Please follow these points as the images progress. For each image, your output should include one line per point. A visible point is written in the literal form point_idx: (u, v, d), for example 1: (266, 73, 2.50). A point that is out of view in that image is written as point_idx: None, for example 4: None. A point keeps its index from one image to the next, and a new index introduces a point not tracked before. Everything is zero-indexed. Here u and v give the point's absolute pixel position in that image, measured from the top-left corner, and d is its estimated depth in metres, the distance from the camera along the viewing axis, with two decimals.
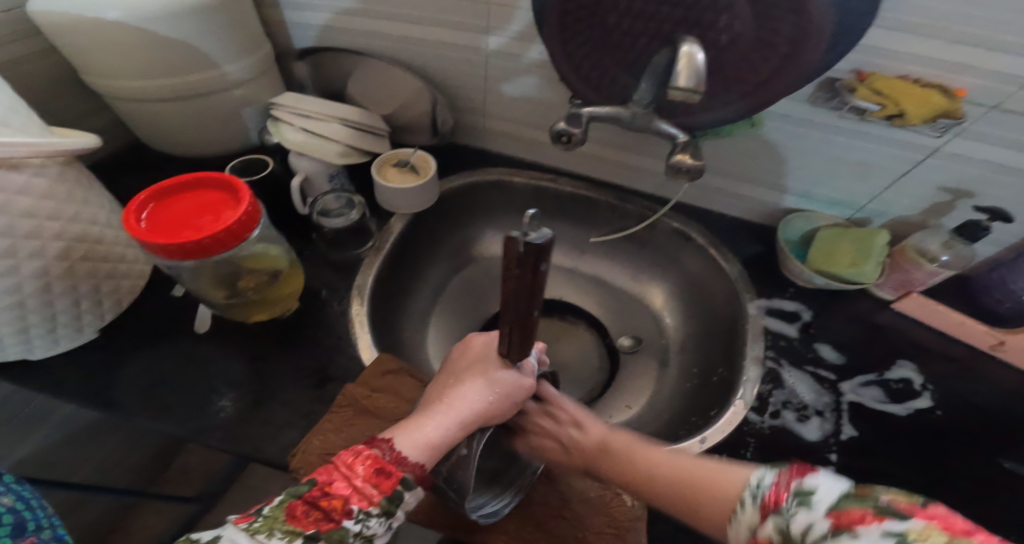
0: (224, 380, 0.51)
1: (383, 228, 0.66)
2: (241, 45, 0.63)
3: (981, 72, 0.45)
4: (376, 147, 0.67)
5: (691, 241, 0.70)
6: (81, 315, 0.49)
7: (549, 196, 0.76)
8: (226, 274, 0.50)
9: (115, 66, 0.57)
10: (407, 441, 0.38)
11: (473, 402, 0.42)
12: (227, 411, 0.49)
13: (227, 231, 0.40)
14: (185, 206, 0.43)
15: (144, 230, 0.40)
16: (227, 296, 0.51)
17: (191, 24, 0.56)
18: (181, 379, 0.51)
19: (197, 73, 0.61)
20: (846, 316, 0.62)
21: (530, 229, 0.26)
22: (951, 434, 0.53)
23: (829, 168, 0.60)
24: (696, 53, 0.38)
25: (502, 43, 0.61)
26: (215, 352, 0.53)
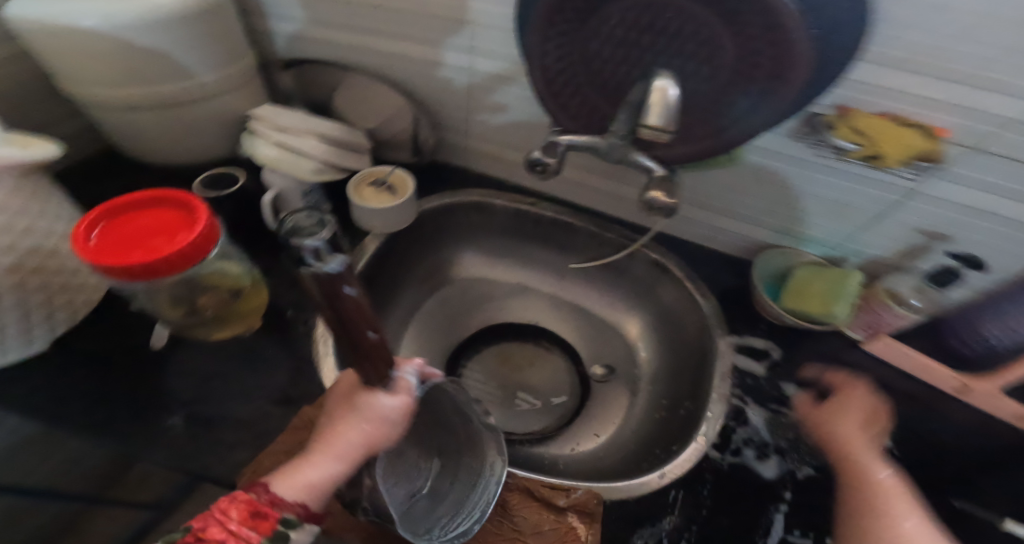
0: (174, 400, 0.48)
1: (357, 247, 0.65)
2: (222, 55, 0.62)
3: (959, 110, 0.44)
4: (354, 163, 0.66)
5: (669, 273, 0.69)
6: (30, 331, 0.47)
7: (529, 219, 0.75)
8: (184, 295, 0.47)
9: (89, 74, 0.56)
10: (283, 483, 0.37)
11: (349, 438, 0.39)
12: (173, 432, 0.46)
13: (179, 256, 0.39)
14: (143, 223, 0.41)
15: (93, 248, 0.38)
16: (186, 315, 0.49)
17: (171, 34, 0.55)
18: (129, 396, 0.48)
19: (175, 82, 0.59)
20: (818, 355, 0.61)
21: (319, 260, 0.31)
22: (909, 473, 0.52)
23: (806, 205, 0.60)
24: (669, 88, 0.37)
25: (486, 64, 0.61)
26: (170, 368, 0.51)
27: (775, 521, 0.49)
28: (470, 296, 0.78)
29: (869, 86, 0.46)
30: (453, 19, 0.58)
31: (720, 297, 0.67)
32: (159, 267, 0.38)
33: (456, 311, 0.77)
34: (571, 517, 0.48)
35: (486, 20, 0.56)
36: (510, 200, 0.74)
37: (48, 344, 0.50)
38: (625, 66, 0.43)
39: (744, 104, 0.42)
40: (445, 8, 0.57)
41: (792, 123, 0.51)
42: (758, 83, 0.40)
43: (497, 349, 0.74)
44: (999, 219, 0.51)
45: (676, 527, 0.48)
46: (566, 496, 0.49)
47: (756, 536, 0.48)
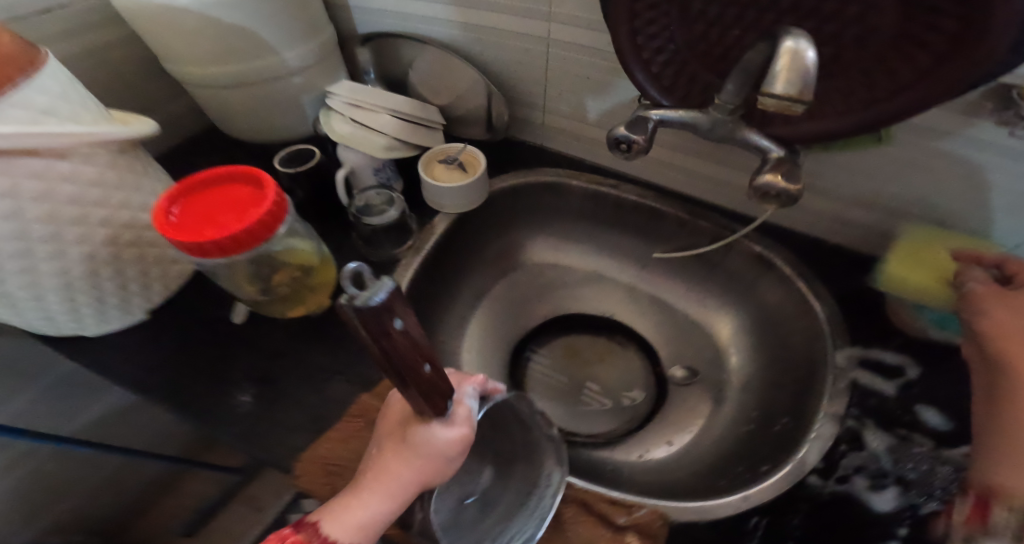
0: (247, 374, 0.51)
1: (426, 228, 0.63)
2: (301, 31, 0.62)
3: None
4: (425, 141, 0.63)
5: (773, 270, 0.59)
6: (130, 298, 0.51)
7: (608, 203, 0.68)
8: (258, 271, 0.49)
9: (183, 51, 0.58)
10: (334, 523, 0.33)
11: (402, 474, 0.34)
12: (244, 407, 0.48)
13: (246, 233, 0.39)
14: (215, 202, 0.42)
15: (173, 224, 0.40)
16: (262, 292, 0.51)
17: (253, 11, 0.56)
18: (209, 368, 0.51)
19: (258, 59, 0.61)
20: (971, 382, 0.49)
21: (358, 289, 0.21)
22: None
23: (967, 195, 0.47)
24: (804, 50, 0.28)
25: (567, 31, 0.54)
26: (246, 341, 0.53)
27: None
28: (540, 283, 0.74)
29: None
30: None
31: (837, 303, 0.55)
32: (225, 244, 0.39)
33: (523, 297, 0.73)
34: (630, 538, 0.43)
35: None
36: (587, 180, 0.68)
37: (146, 312, 0.54)
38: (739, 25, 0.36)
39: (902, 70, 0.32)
40: None
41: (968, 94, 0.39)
42: None
43: (565, 340, 0.70)
44: None
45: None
46: (627, 514, 0.45)
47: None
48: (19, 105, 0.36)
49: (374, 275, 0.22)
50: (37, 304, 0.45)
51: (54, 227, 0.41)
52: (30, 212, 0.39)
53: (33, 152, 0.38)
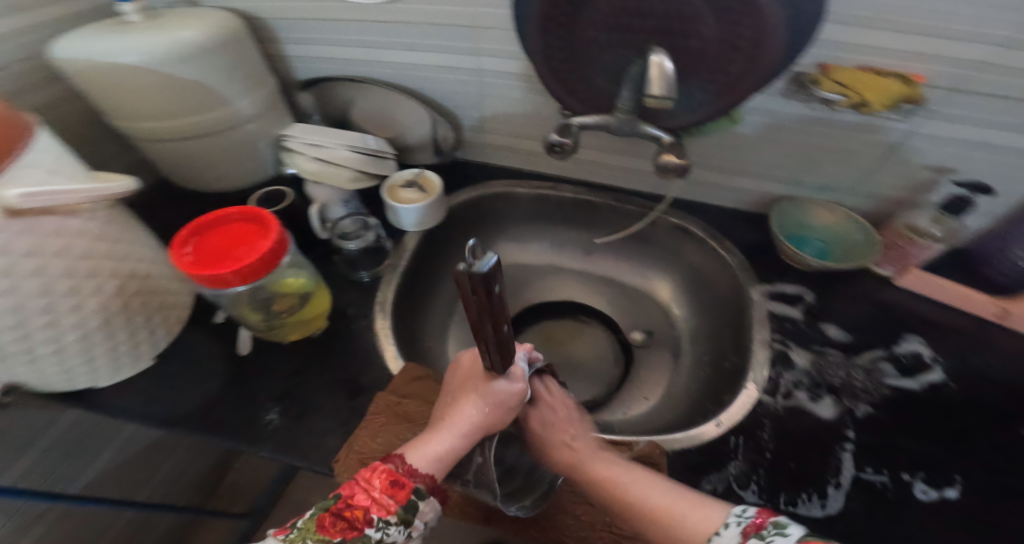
0: (270, 396, 0.58)
1: (399, 247, 0.71)
2: (249, 81, 0.66)
3: (937, 58, 0.47)
4: (383, 170, 0.70)
5: (692, 236, 0.72)
6: (138, 342, 0.57)
7: (551, 203, 0.79)
8: (263, 300, 0.58)
9: (139, 109, 0.61)
10: (417, 454, 0.42)
11: (470, 417, 0.44)
12: (274, 424, 0.56)
13: (260, 262, 0.46)
14: (221, 239, 0.49)
15: (191, 262, 0.46)
16: (266, 319, 0.59)
17: (203, 64, 0.59)
18: (232, 398, 0.58)
19: (211, 111, 0.64)
20: (852, 297, 0.63)
21: (474, 258, 0.29)
22: (964, 406, 0.53)
23: (813, 154, 0.61)
24: (665, 62, 0.40)
25: (492, 62, 0.64)
26: (259, 369, 0.60)
27: (845, 461, 0.50)
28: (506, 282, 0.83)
29: (844, 41, 0.49)
30: (454, 24, 0.61)
31: (745, 252, 0.68)
32: (245, 272, 0.46)
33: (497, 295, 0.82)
34: (638, 469, 0.51)
35: (485, 20, 0.59)
36: (530, 186, 0.79)
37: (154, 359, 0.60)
38: (620, 47, 0.48)
39: (734, 68, 0.45)
40: (446, 15, 0.61)
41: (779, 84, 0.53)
42: (744, 53, 0.44)
43: (540, 327, 0.79)
44: (1000, 151, 0.52)
45: (743, 471, 0.50)
46: (630, 450, 0.53)
47: (827, 475, 0.49)
48: (29, 166, 0.41)
49: (481, 250, 0.29)
50: (57, 357, 0.49)
51: (74, 282, 0.47)
52: (53, 270, 0.45)
53: (48, 212, 0.44)
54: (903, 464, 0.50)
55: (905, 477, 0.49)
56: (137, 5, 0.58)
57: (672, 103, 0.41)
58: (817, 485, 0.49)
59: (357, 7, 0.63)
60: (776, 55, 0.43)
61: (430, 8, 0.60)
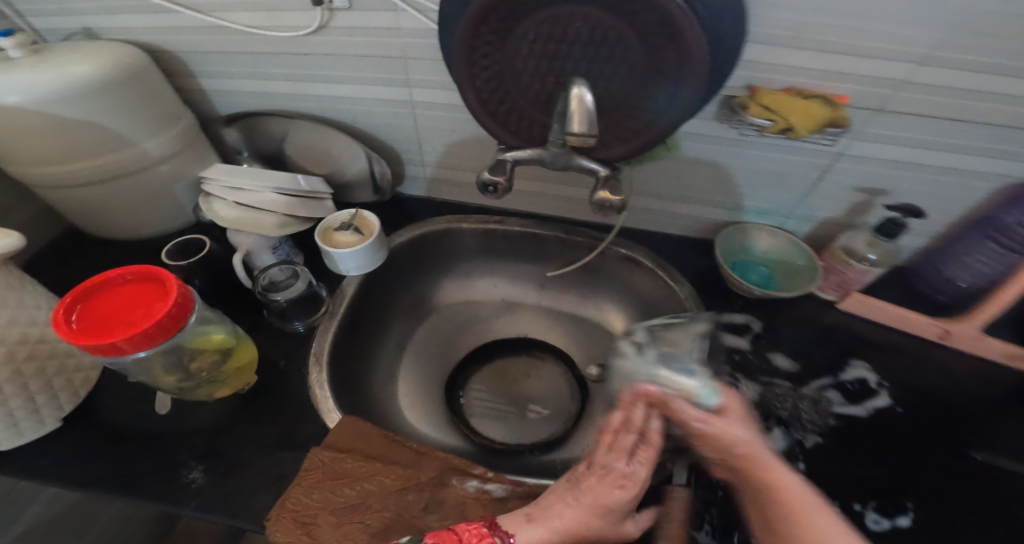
0: (192, 452, 0.53)
1: (336, 293, 0.66)
2: (158, 120, 0.61)
3: (854, 78, 0.46)
4: (315, 212, 0.66)
5: (640, 265, 0.70)
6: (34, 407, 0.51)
7: (499, 236, 0.76)
8: (177, 360, 0.51)
9: (28, 152, 0.55)
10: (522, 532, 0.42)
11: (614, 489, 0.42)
12: (198, 482, 0.51)
13: (156, 327, 0.42)
14: (115, 303, 0.45)
15: (79, 333, 0.42)
16: (182, 380, 0.53)
17: (97, 101, 0.54)
18: (148, 459, 0.52)
19: (112, 152, 0.58)
20: (798, 321, 0.63)
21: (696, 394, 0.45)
22: (909, 429, 0.55)
23: (749, 179, 0.60)
24: (586, 94, 0.38)
25: (424, 93, 0.62)
26: (181, 427, 0.55)
27: None
28: (457, 321, 0.80)
29: (767, 62, 0.47)
30: (381, 55, 0.58)
31: (693, 281, 0.67)
32: (138, 339, 0.41)
33: (446, 335, 0.78)
34: None
35: (413, 51, 0.57)
36: (476, 221, 0.76)
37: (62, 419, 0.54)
38: (541, 74, 0.47)
39: (660, 95, 0.45)
40: (373, 46, 0.58)
41: (709, 108, 0.52)
42: (669, 78, 0.44)
43: (492, 366, 0.75)
44: (927, 169, 0.53)
45: (696, 511, 0.48)
46: None
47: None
48: None
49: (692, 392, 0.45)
50: None
51: None
52: None
53: None
54: (856, 494, 0.49)
55: (859, 509, 0.48)
56: (19, 41, 0.52)
57: (596, 139, 0.39)
58: None
59: (275, 40, 0.60)
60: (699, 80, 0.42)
61: (354, 41, 0.58)
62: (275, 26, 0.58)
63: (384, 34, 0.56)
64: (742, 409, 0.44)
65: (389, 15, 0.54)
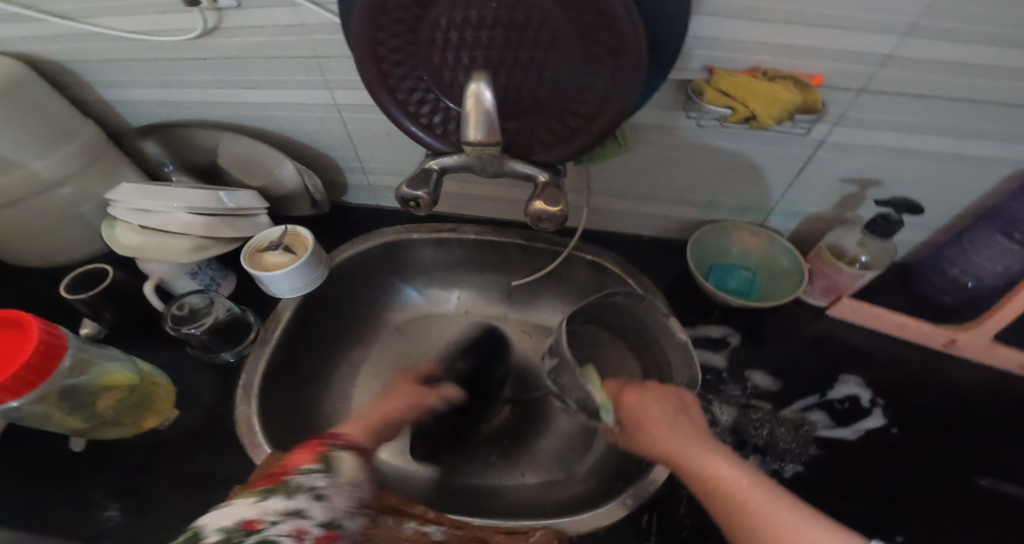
0: (110, 487, 0.47)
1: (269, 319, 0.58)
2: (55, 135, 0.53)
3: (831, 54, 0.38)
4: (242, 231, 0.59)
5: (608, 272, 0.63)
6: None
7: (454, 246, 0.68)
8: (75, 402, 0.45)
9: None
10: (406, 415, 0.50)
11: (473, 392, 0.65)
12: (102, 535, 0.44)
13: (12, 379, 0.36)
14: None
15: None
16: (86, 421, 0.47)
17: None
18: (42, 512, 0.46)
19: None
20: (783, 334, 0.56)
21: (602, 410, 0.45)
22: (905, 452, 0.49)
23: (722, 173, 0.52)
24: (484, 91, 0.32)
25: (349, 94, 0.55)
26: (85, 470, 0.48)
27: None
28: (413, 338, 0.71)
29: (728, 39, 0.39)
30: (290, 56, 0.51)
31: (667, 289, 0.60)
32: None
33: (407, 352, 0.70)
34: None
35: (324, 49, 0.50)
36: (428, 231, 0.68)
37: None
38: (462, 66, 0.40)
39: (600, 85, 0.38)
40: (280, 45, 0.50)
41: (664, 95, 0.44)
42: (606, 64, 0.36)
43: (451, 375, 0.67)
44: (924, 157, 0.45)
45: None
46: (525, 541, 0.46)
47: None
48: None
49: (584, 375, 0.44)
50: None
51: None
52: None
53: None
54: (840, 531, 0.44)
55: None
56: None
57: (498, 144, 0.35)
58: None
59: (169, 45, 0.53)
60: (637, 77, 0.36)
61: (255, 41, 0.50)
62: (163, 30, 0.51)
63: (289, 32, 0.48)
64: (649, 413, 0.40)
65: (286, 9, 0.46)
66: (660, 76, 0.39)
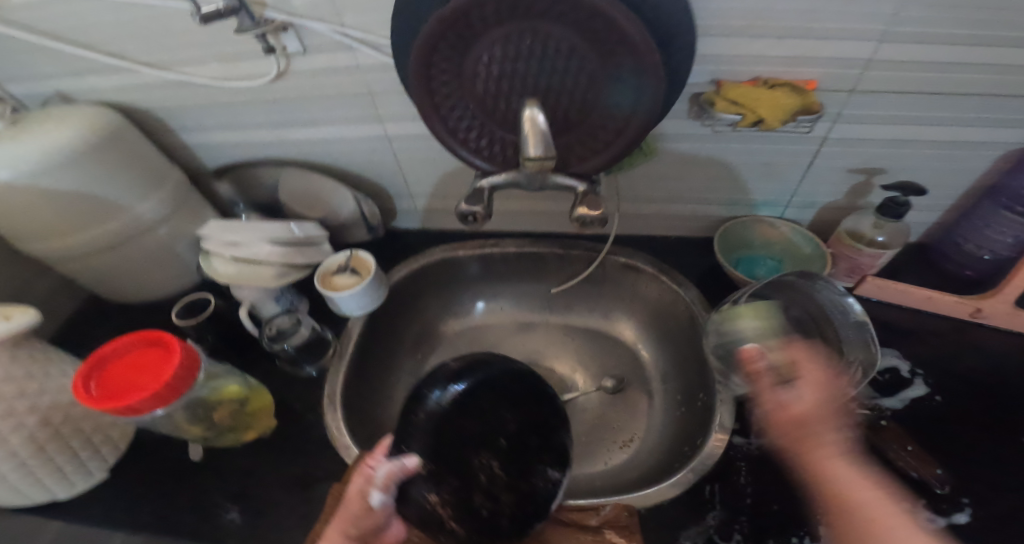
0: (226, 492, 0.53)
1: (343, 334, 0.65)
2: (147, 182, 0.61)
3: (821, 61, 0.44)
4: (312, 257, 0.67)
5: (641, 271, 0.68)
6: (62, 470, 0.51)
7: (496, 259, 0.75)
8: (201, 414, 0.52)
9: (30, 230, 0.56)
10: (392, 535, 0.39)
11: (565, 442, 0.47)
12: (231, 527, 0.51)
13: (168, 387, 0.42)
14: (128, 368, 0.45)
15: (94, 397, 0.43)
16: (206, 429, 0.54)
17: (79, 168, 0.54)
18: (175, 512, 0.52)
19: (106, 222, 0.59)
20: None
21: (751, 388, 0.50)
22: (950, 418, 0.52)
23: (737, 173, 0.58)
24: (537, 115, 0.40)
25: (400, 129, 0.63)
26: (206, 474, 0.55)
27: None
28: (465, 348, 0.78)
29: (730, 55, 0.45)
30: (347, 97, 0.60)
31: (699, 283, 0.65)
32: (156, 400, 0.42)
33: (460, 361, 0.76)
34: (607, 534, 0.48)
35: (377, 88, 0.58)
36: (472, 246, 0.74)
37: (108, 470, 0.56)
38: (504, 96, 0.47)
39: (624, 103, 0.44)
40: (339, 88, 0.59)
41: (678, 107, 0.50)
42: (629, 85, 0.43)
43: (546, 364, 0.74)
44: (918, 144, 0.51)
45: (723, 522, 0.48)
46: (597, 514, 0.49)
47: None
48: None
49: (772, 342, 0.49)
50: None
51: None
52: None
53: None
54: None
55: None
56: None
57: (554, 159, 0.41)
58: (809, 526, 0.47)
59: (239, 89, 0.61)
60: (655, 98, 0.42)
61: (316, 83, 0.59)
62: (234, 76, 0.59)
63: (347, 73, 0.57)
64: (805, 409, 0.36)
65: (345, 53, 0.55)
66: (673, 94, 0.46)
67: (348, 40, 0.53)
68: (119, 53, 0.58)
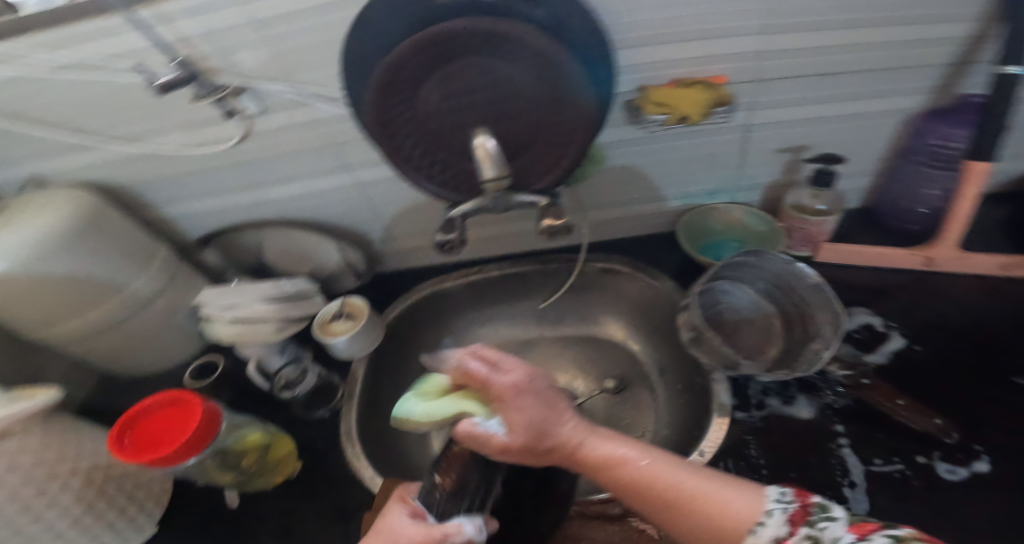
0: (270, 534, 0.55)
1: (348, 377, 0.67)
2: (138, 259, 0.65)
3: (725, 58, 0.50)
4: (308, 308, 0.70)
5: (618, 272, 0.72)
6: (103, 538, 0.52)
7: (481, 285, 0.78)
8: (225, 462, 0.55)
9: (35, 318, 0.59)
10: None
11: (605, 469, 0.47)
12: None
13: (195, 435, 0.45)
14: (157, 423, 0.48)
15: (130, 452, 0.45)
16: (237, 476, 0.56)
17: (73, 252, 0.57)
18: None
19: (106, 301, 0.62)
20: None
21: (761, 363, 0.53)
22: (932, 365, 0.55)
23: (685, 167, 0.63)
24: (487, 142, 0.44)
25: (370, 175, 0.68)
26: (243, 524, 0.57)
27: (848, 458, 0.50)
28: None
29: (647, 64, 0.50)
30: (315, 149, 0.65)
31: (674, 275, 0.69)
32: (183, 449, 0.44)
33: None
34: (635, 521, 0.50)
35: (341, 138, 0.63)
36: (458, 276, 0.78)
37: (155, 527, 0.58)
38: (454, 130, 0.52)
39: (566, 118, 0.49)
40: (306, 144, 0.64)
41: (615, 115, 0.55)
42: (563, 104, 0.48)
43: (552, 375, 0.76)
44: (828, 120, 0.57)
45: None
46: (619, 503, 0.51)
47: (839, 478, 0.49)
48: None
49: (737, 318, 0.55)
50: None
51: (33, 488, 0.46)
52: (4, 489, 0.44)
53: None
54: (915, 447, 0.50)
55: (923, 461, 0.49)
56: None
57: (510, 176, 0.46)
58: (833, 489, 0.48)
59: (207, 154, 0.65)
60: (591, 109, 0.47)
61: (280, 140, 0.63)
62: (201, 144, 0.64)
63: (309, 127, 0.62)
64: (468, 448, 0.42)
65: (304, 110, 0.60)
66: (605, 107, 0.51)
67: (304, 95, 0.58)
68: (95, 140, 0.62)
